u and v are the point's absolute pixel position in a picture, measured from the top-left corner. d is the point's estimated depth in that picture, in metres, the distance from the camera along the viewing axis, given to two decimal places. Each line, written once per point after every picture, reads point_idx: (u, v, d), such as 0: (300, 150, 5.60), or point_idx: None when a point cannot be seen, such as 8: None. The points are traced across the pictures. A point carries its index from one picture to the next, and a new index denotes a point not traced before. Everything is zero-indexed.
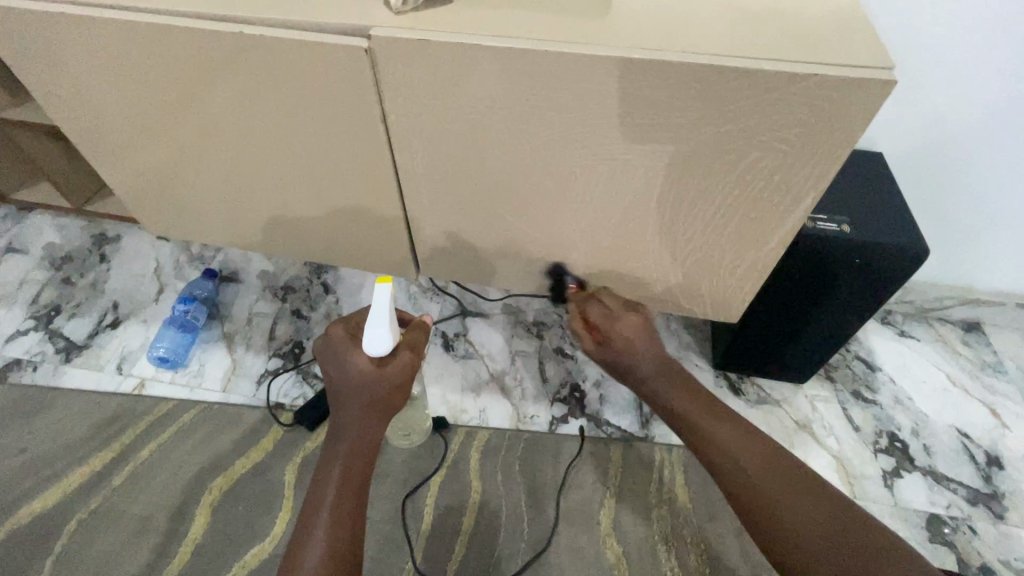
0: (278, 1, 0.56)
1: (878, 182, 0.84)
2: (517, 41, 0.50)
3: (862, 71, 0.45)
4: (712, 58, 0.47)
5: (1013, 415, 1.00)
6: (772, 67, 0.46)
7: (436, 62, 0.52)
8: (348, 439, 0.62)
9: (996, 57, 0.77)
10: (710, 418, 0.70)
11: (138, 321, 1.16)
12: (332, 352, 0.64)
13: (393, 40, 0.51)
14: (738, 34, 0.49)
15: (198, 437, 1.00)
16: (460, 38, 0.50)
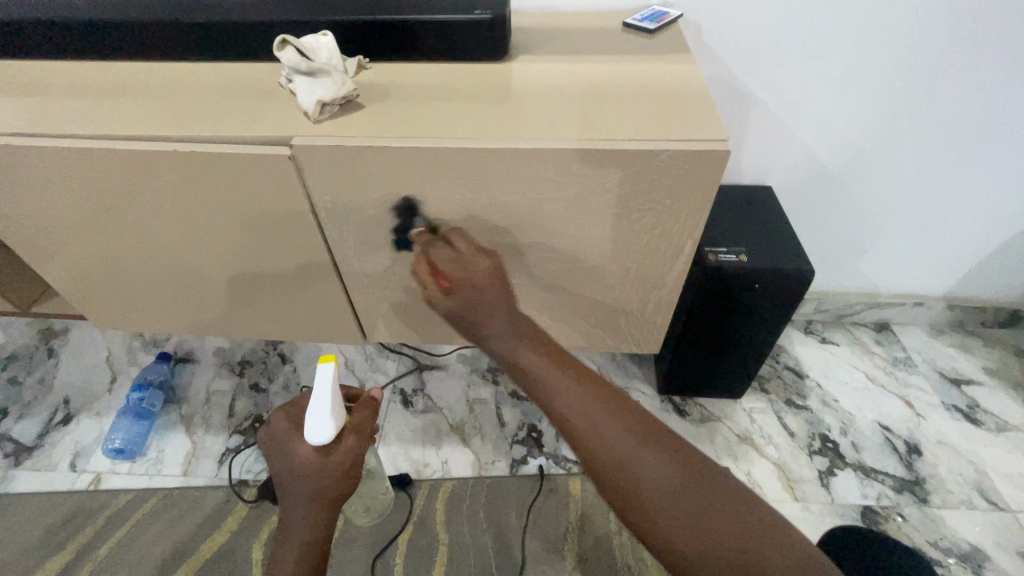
0: (211, 118, 0.63)
1: (768, 214, 0.95)
2: (424, 139, 0.59)
3: (700, 143, 0.56)
4: (583, 143, 0.57)
5: (925, 404, 1.11)
6: (632, 147, 0.57)
7: (355, 161, 0.60)
8: (297, 536, 0.65)
9: (841, 101, 0.91)
10: (535, 359, 0.57)
11: (90, 415, 1.15)
12: (273, 443, 0.66)
13: (316, 145, 0.59)
14: (605, 120, 0.60)
15: (159, 526, 0.99)
16: (372, 140, 0.59)
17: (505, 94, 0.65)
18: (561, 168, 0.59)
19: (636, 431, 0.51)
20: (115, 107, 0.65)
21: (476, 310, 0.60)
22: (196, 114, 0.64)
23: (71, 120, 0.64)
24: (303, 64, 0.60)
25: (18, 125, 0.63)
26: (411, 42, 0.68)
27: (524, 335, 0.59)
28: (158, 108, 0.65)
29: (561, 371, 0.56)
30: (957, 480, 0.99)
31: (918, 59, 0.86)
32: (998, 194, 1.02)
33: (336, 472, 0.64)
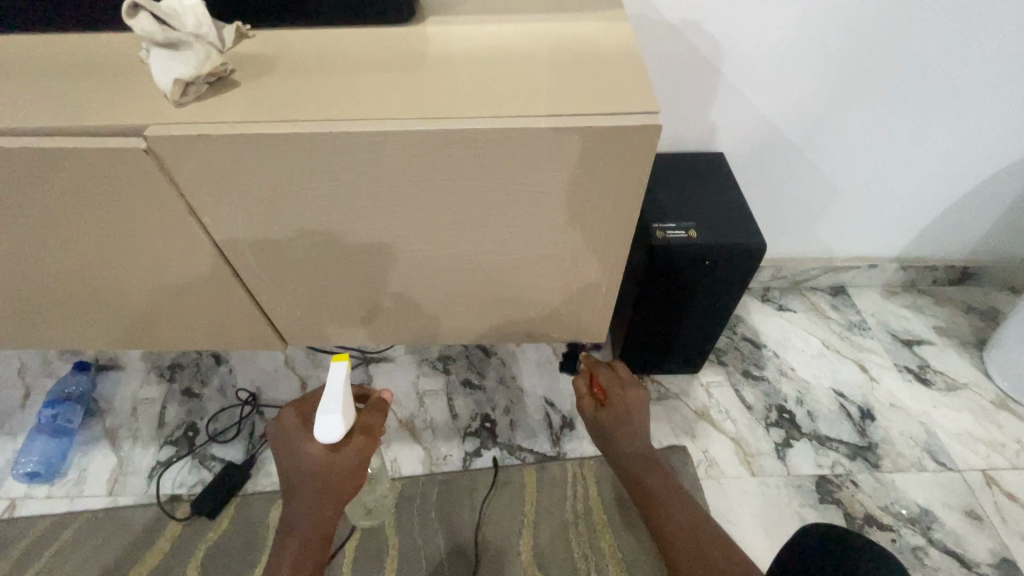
0: (54, 103, 0.53)
1: (719, 183, 0.90)
2: (308, 123, 0.51)
3: (625, 120, 0.51)
4: (496, 123, 0.51)
5: (879, 367, 1.11)
6: (550, 126, 0.51)
7: (232, 153, 0.52)
8: (296, 531, 0.59)
9: (789, 58, 0.85)
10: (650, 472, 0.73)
11: (1, 435, 1.04)
12: (281, 437, 0.60)
13: (176, 135, 0.50)
14: (521, 91, 0.54)
15: (85, 553, 0.91)
16: (245, 128, 0.50)
17: (409, 62, 0.57)
18: (476, 150, 0.53)
19: (695, 524, 0.67)
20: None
21: (615, 421, 0.75)
22: (35, 98, 0.53)
23: None
24: (168, 35, 0.51)
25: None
26: (300, 3, 0.58)
27: (646, 459, 0.74)
28: None
29: (643, 471, 0.73)
30: (908, 442, 1.00)
31: (867, 13, 0.80)
32: (950, 151, 0.99)
33: (336, 474, 0.57)
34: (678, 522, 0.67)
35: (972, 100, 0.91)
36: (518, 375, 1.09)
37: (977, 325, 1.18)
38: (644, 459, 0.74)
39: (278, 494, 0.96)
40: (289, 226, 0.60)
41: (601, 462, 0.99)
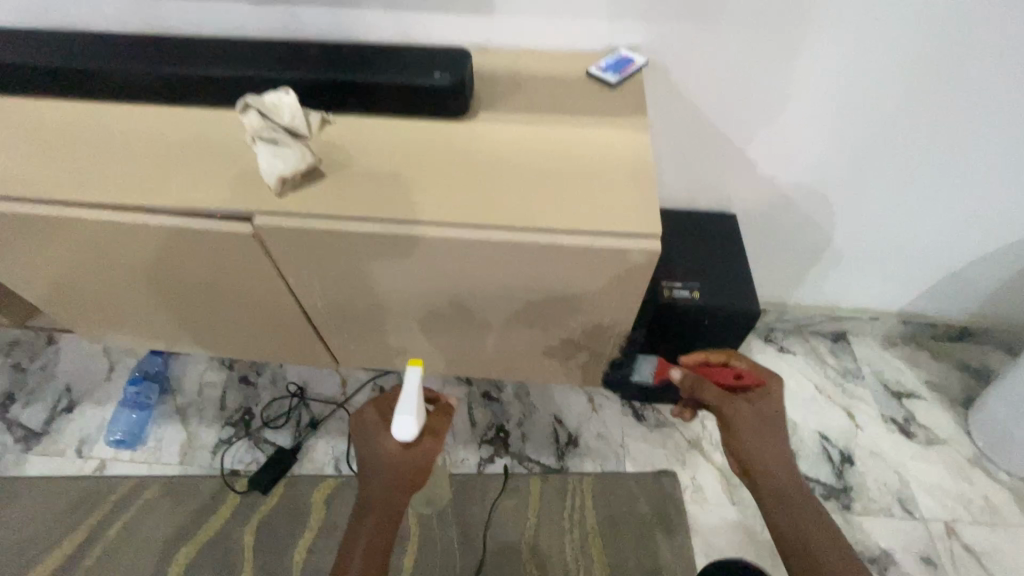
0: (180, 181, 0.66)
1: (727, 244, 0.99)
2: (375, 223, 0.63)
3: (632, 242, 0.62)
4: (526, 234, 0.62)
5: (866, 416, 1.20)
6: (570, 240, 0.62)
7: (312, 241, 0.64)
8: (370, 514, 0.70)
9: (804, 139, 0.91)
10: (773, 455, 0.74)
11: (92, 404, 1.24)
12: (363, 431, 0.72)
13: (272, 225, 0.63)
14: (551, 202, 0.64)
15: (162, 511, 1.10)
16: (327, 223, 0.63)
17: (459, 161, 0.67)
18: (508, 251, 0.64)
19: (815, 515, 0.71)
20: (82, 165, 0.68)
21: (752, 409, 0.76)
22: (164, 174, 0.67)
23: (50, 180, 0.67)
24: (264, 133, 0.64)
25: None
26: (370, 96, 0.69)
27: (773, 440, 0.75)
28: (130, 168, 0.68)
29: (765, 451, 0.74)
30: (880, 489, 1.10)
31: (884, 105, 0.85)
32: (956, 226, 1.04)
33: (411, 464, 0.69)
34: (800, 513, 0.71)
35: (980, 185, 0.96)
36: (532, 392, 1.22)
37: (968, 384, 1.25)
38: (771, 438, 0.74)
39: (319, 478, 1.13)
40: (352, 283, 0.73)
41: (599, 479, 1.12)
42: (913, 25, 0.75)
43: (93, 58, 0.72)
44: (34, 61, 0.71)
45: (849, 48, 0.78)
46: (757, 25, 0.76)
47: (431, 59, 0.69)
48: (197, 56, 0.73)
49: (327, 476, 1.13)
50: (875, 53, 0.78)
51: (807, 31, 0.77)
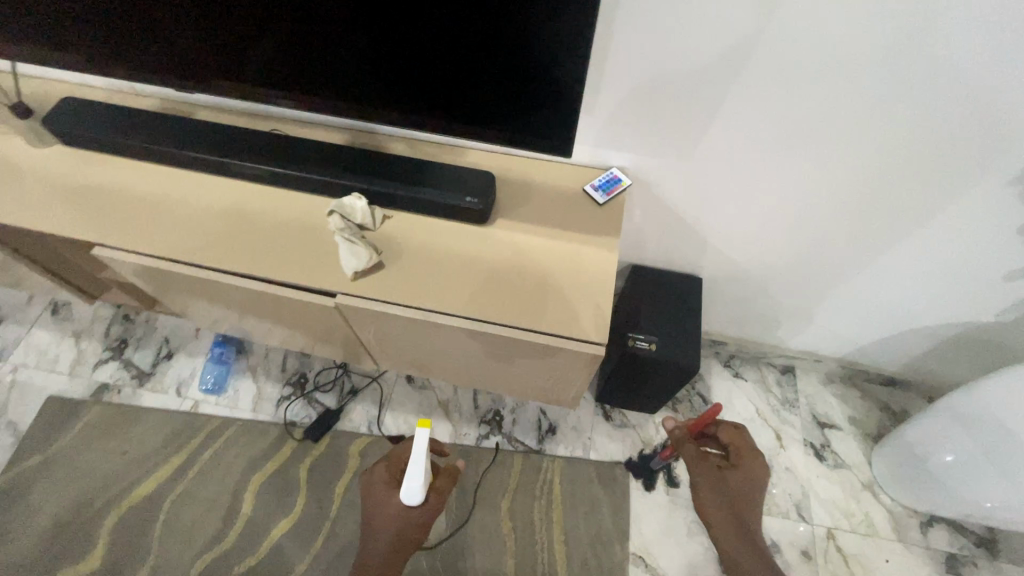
0: (281, 254, 0.94)
1: (691, 305, 1.24)
2: (410, 309, 0.89)
3: (588, 350, 0.85)
4: (514, 333, 0.87)
5: (791, 439, 1.50)
6: (544, 341, 0.86)
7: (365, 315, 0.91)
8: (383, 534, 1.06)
9: (760, 232, 1.15)
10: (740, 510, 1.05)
11: (186, 354, 1.60)
12: (381, 482, 1.08)
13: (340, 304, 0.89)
14: (536, 310, 0.88)
15: (240, 444, 1.47)
16: (377, 307, 0.89)
17: (478, 261, 0.93)
18: (501, 340, 0.89)
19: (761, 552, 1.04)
20: (216, 231, 0.96)
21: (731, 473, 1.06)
22: (270, 246, 0.94)
23: (191, 242, 0.95)
24: (344, 240, 0.90)
25: (150, 245, 0.94)
26: (418, 203, 0.94)
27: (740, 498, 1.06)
28: (246, 237, 0.96)
29: (735, 506, 1.06)
30: (786, 497, 1.41)
31: (824, 219, 1.08)
32: (884, 307, 1.28)
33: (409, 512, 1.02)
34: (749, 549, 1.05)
35: (901, 282, 1.18)
36: None
37: (884, 422, 1.53)
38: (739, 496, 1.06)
39: (357, 434, 1.48)
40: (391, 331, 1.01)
41: (568, 462, 1.45)
42: (844, 171, 0.97)
43: (222, 148, 0.99)
44: (185, 149, 0.99)
45: (801, 175, 1.01)
46: (724, 156, 1.00)
47: (466, 188, 0.93)
48: (296, 154, 0.98)
49: (362, 434, 1.49)
50: (816, 182, 1.01)
51: (762, 164, 1.00)
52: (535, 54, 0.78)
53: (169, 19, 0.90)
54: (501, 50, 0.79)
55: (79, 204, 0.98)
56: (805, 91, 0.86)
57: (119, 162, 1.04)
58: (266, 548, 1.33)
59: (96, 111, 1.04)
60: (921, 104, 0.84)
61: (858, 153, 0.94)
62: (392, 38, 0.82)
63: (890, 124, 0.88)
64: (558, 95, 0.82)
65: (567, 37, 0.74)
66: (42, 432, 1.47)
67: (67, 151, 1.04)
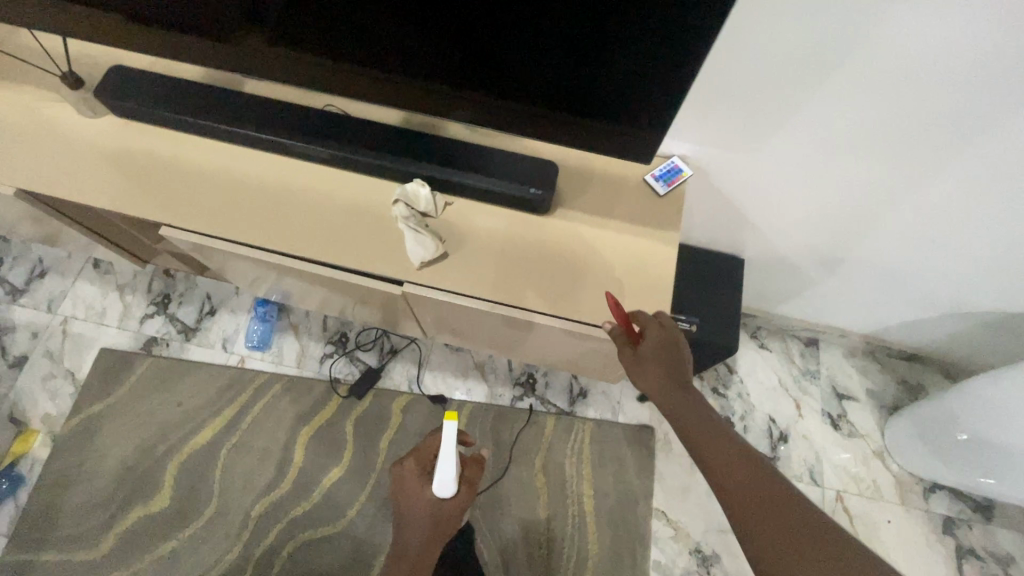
0: (348, 239, 0.95)
1: (732, 285, 1.26)
2: (475, 300, 0.92)
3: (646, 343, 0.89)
4: (574, 327, 0.91)
5: (809, 408, 1.58)
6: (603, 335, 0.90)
7: (430, 301, 0.94)
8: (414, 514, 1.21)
9: (805, 224, 1.18)
10: (668, 393, 0.82)
11: (228, 310, 1.65)
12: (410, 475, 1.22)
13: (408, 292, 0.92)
14: (596, 304, 0.91)
15: (288, 399, 1.55)
16: (442, 298, 0.92)
17: (539, 251, 0.95)
18: (561, 330, 0.92)
19: (727, 447, 0.76)
20: (280, 213, 0.97)
21: (644, 363, 0.84)
22: (337, 231, 0.96)
23: (258, 224, 0.96)
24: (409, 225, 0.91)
25: (219, 228, 0.95)
26: (482, 192, 0.94)
27: (670, 384, 0.83)
28: (311, 221, 0.96)
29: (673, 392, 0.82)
30: (800, 463, 1.52)
31: (871, 217, 1.11)
32: (920, 292, 1.30)
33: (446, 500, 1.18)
34: (709, 445, 0.77)
35: (940, 273, 1.21)
36: None
37: (900, 395, 1.59)
38: (671, 380, 0.83)
39: (398, 392, 1.56)
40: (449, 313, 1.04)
41: (597, 424, 1.54)
42: (903, 173, 0.99)
43: (281, 126, 0.98)
44: (242, 127, 0.97)
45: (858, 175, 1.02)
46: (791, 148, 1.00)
47: (530, 178, 0.93)
48: (356, 135, 0.97)
49: (402, 392, 1.56)
50: (881, 178, 1.01)
51: (829, 158, 0.99)
52: (640, 69, 0.76)
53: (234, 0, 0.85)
54: (598, 61, 0.77)
55: (139, 180, 0.98)
56: (880, 94, 0.85)
57: (173, 135, 1.03)
58: (319, 495, 1.45)
59: (147, 81, 1.01)
60: (1008, 109, 0.82)
61: (931, 153, 0.93)
62: (485, 43, 0.79)
63: (971, 128, 0.87)
64: (640, 106, 0.81)
65: (671, 50, 0.72)
66: (99, 383, 1.55)
67: (119, 122, 1.03)
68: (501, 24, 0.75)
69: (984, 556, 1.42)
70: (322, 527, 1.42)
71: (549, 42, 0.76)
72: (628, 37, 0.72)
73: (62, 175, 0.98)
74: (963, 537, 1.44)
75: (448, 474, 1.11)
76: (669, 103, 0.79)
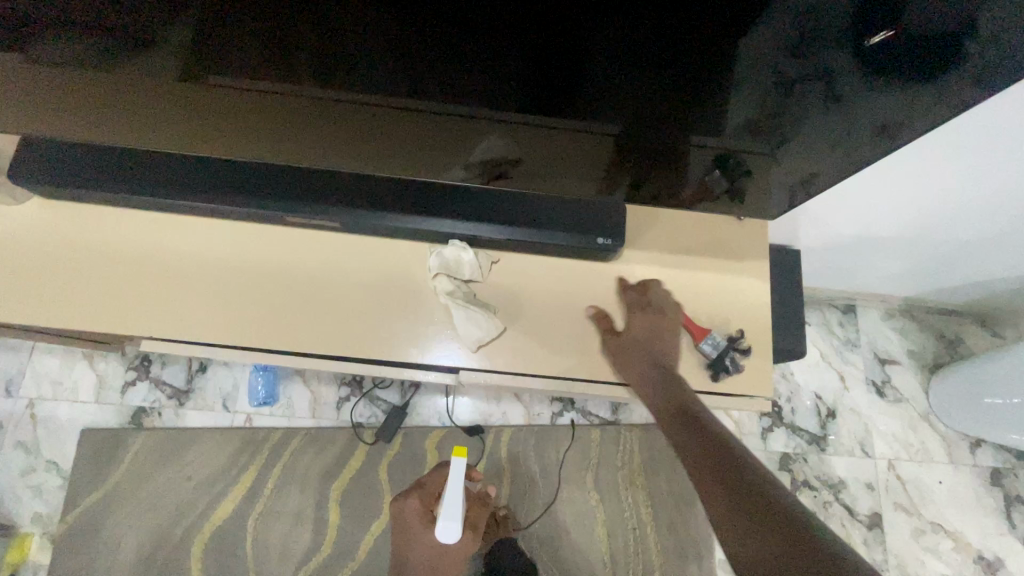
0: (391, 324, 0.81)
1: (793, 281, 1.14)
2: (546, 377, 0.80)
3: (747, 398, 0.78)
4: None
5: (853, 378, 1.54)
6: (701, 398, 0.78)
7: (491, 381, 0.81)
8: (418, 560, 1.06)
9: (875, 213, 1.06)
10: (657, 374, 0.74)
11: (221, 365, 1.45)
12: (411, 514, 1.07)
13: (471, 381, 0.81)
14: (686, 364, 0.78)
15: (310, 455, 1.40)
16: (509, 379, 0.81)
17: (609, 305, 0.81)
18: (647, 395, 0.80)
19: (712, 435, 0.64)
20: (305, 302, 0.82)
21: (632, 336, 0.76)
22: (374, 314, 0.81)
23: (282, 322, 0.81)
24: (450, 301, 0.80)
25: (238, 334, 0.80)
26: (531, 246, 0.79)
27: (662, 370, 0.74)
28: (344, 310, 0.81)
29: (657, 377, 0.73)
30: (850, 437, 1.49)
31: (951, 204, 1.00)
32: (976, 259, 1.22)
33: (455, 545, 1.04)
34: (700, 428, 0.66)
35: (1008, 244, 1.12)
36: None
37: (941, 352, 1.56)
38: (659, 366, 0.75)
39: (429, 428, 1.44)
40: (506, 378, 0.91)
41: (644, 429, 1.46)
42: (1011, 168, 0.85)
43: (273, 193, 0.79)
44: (226, 200, 0.78)
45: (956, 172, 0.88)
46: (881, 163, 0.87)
47: (591, 225, 0.78)
48: (370, 193, 0.79)
49: (434, 428, 1.44)
50: (973, 175, 0.89)
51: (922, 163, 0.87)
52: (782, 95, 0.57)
53: (170, 69, 0.57)
54: (727, 96, 0.56)
55: (113, 281, 0.81)
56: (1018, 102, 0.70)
57: (138, 215, 0.83)
58: (364, 551, 1.35)
59: (83, 151, 0.79)
60: None
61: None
62: (568, 94, 0.57)
63: None
64: (769, 130, 0.63)
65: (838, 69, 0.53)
66: (90, 469, 1.37)
67: (66, 206, 0.83)
68: (515, 93, 0.57)
69: None
70: None
71: (553, 101, 0.58)
72: (685, 82, 0.54)
73: (10, 288, 0.79)
74: (1010, 486, 1.45)
75: (453, 516, 0.93)
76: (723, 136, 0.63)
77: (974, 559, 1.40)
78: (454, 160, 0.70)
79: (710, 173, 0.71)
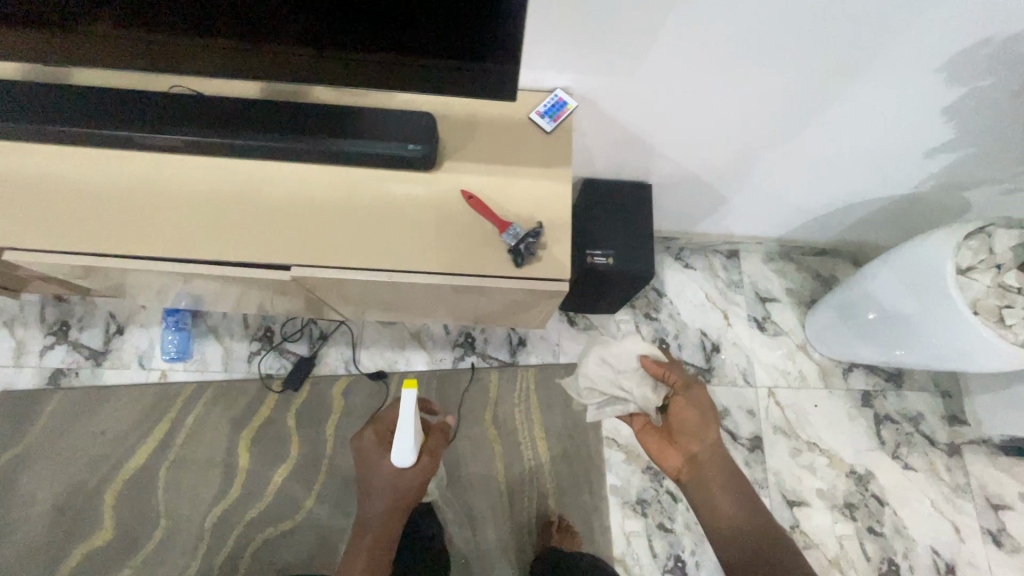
0: (232, 234, 0.89)
1: (642, 212, 1.27)
2: (374, 274, 0.89)
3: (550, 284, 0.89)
4: (474, 281, 0.88)
5: (737, 316, 1.65)
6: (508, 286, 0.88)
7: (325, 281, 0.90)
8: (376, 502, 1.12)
9: (704, 146, 1.19)
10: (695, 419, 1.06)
11: (138, 326, 1.53)
12: (365, 450, 1.14)
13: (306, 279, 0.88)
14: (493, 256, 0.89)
15: (221, 405, 1.48)
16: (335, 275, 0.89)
17: (429, 210, 0.91)
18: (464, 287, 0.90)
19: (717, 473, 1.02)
20: (154, 219, 0.89)
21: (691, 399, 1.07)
22: (215, 225, 0.89)
23: (130, 237, 0.87)
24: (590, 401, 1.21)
25: (90, 247, 0.86)
26: (349, 155, 0.89)
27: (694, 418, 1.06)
28: (191, 226, 0.88)
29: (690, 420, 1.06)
30: (733, 368, 1.60)
31: (761, 130, 1.13)
32: (813, 194, 1.36)
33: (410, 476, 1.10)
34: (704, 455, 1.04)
35: (829, 172, 1.26)
36: None
37: (816, 289, 1.68)
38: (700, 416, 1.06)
39: (335, 376, 1.52)
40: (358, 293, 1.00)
41: (540, 368, 1.56)
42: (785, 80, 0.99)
43: (126, 118, 0.88)
44: (77, 125, 0.86)
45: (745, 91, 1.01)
46: (675, 78, 1.00)
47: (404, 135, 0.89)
48: (212, 117, 0.89)
49: (341, 376, 1.52)
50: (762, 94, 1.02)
51: (711, 80, 0.99)
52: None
53: None
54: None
55: None
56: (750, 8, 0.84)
57: None
58: (272, 493, 1.43)
59: None
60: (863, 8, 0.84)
61: (795, 61, 0.94)
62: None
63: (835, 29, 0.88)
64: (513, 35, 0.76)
65: None
66: (8, 427, 1.44)
67: None
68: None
69: (897, 419, 1.56)
70: (283, 523, 1.41)
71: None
72: None
73: None
74: (879, 406, 1.57)
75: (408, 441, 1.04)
76: (501, 19, 0.75)
77: (847, 474, 1.51)
78: (276, 63, 0.84)
79: (495, 80, 0.83)
